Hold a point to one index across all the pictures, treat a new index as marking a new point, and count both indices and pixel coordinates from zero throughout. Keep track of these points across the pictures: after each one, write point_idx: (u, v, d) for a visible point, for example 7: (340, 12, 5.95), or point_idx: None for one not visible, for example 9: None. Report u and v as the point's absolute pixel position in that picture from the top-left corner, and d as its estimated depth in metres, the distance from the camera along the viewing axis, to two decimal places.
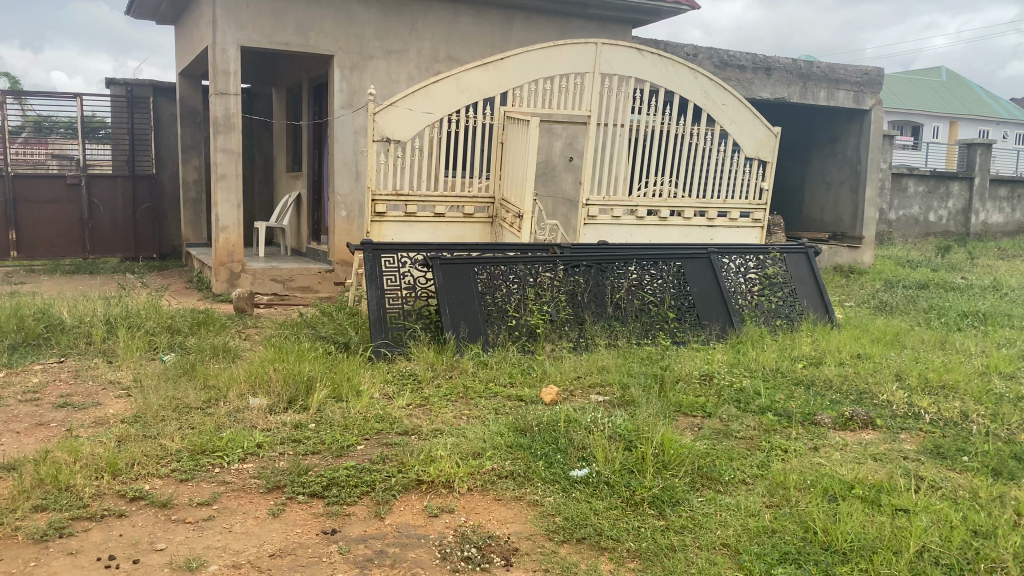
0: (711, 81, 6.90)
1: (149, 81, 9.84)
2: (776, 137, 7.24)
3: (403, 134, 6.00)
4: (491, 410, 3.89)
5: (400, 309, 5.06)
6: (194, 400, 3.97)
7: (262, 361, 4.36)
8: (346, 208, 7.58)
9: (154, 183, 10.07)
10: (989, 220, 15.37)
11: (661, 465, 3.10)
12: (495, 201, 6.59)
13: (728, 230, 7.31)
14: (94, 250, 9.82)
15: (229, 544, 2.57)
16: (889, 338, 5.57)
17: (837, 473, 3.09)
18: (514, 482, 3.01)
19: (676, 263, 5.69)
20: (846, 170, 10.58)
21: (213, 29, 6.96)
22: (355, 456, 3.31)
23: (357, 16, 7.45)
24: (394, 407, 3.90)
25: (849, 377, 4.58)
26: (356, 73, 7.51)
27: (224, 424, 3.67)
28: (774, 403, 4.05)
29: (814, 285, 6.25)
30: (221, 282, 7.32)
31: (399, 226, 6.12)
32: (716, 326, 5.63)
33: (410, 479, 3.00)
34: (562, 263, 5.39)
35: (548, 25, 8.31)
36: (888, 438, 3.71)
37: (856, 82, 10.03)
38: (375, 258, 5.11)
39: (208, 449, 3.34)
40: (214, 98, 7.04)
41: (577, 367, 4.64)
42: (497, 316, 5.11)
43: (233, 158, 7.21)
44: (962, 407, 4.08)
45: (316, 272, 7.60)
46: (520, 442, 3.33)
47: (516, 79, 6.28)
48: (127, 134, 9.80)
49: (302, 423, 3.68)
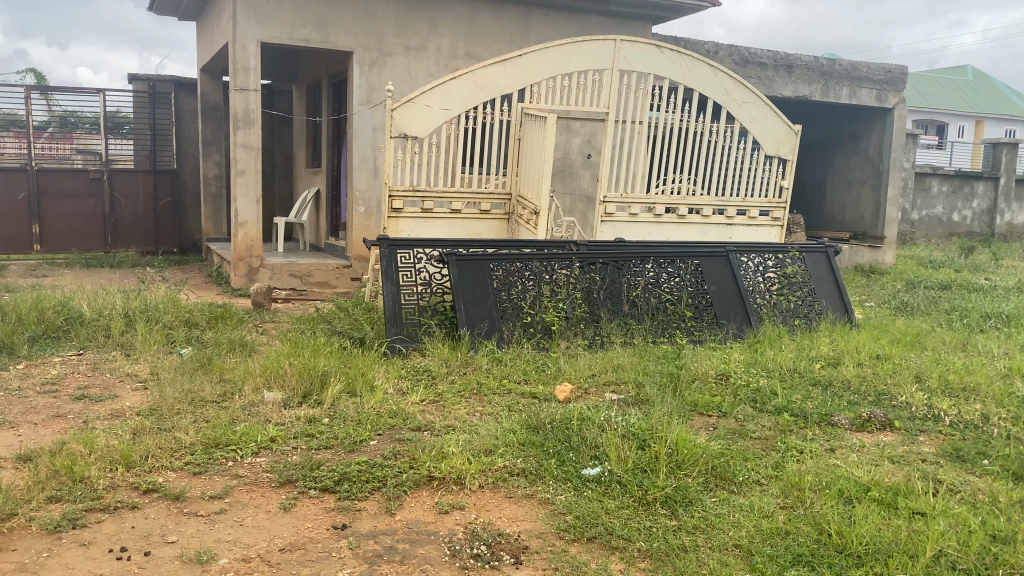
0: (731, 78, 6.83)
1: (170, 77, 9.93)
2: (797, 135, 7.15)
3: (420, 130, 6.00)
4: (505, 407, 3.88)
5: (416, 305, 5.06)
6: (210, 394, 3.99)
7: (278, 355, 4.38)
8: (364, 204, 7.59)
9: (175, 178, 10.14)
10: (1015, 221, 15.14)
11: (675, 464, 3.07)
12: (512, 197, 6.56)
13: (748, 229, 7.23)
14: (116, 244, 9.90)
15: (240, 537, 2.57)
16: (909, 339, 5.51)
17: (852, 475, 3.05)
18: (526, 480, 2.99)
19: (693, 261, 5.65)
20: (868, 168, 10.46)
21: (233, 25, 6.99)
22: (368, 451, 3.31)
23: (376, 12, 7.45)
24: (408, 402, 3.91)
25: (868, 379, 4.52)
26: (375, 69, 7.52)
27: (240, 417, 3.69)
28: (791, 403, 4.01)
29: (834, 285, 6.18)
30: (240, 277, 7.35)
31: (416, 222, 6.11)
32: (734, 324, 5.58)
33: (422, 475, 2.99)
34: (578, 260, 5.38)
35: (567, 21, 8.29)
36: (907, 440, 3.66)
37: (880, 80, 9.90)
38: (391, 254, 5.13)
39: (222, 442, 3.36)
40: (234, 93, 7.06)
41: (592, 365, 4.61)
42: (512, 312, 5.10)
43: (253, 153, 7.24)
44: (982, 409, 4.02)
45: (333, 267, 7.61)
46: (533, 440, 3.31)
47: (534, 76, 6.26)
48: (149, 129, 9.89)
49: (316, 418, 3.69)
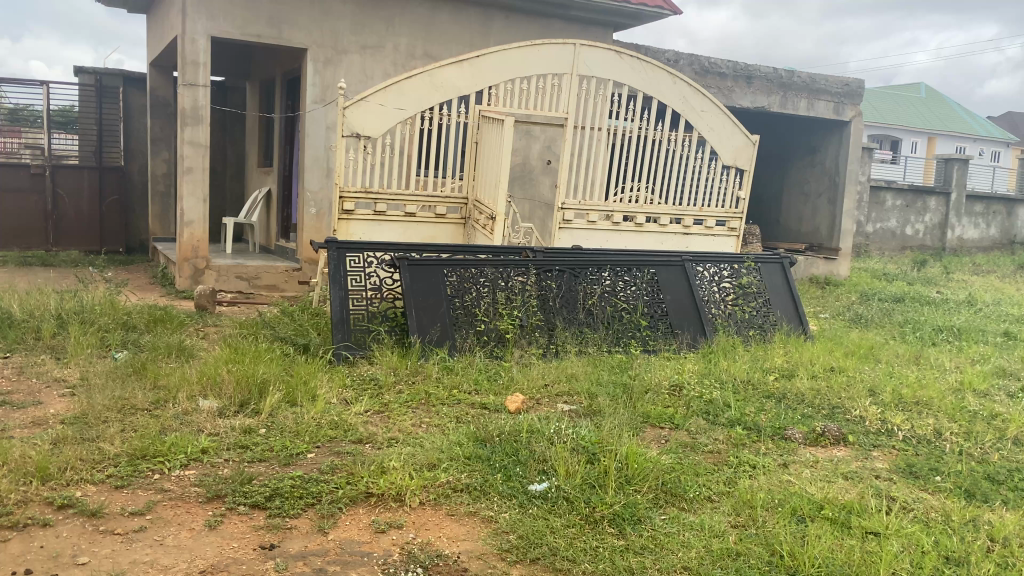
0: (690, 86, 6.79)
1: (119, 71, 9.59)
2: (754, 146, 7.14)
3: (374, 130, 5.83)
4: (453, 419, 3.73)
5: (364, 311, 4.89)
6: (141, 401, 3.80)
7: (216, 362, 4.19)
8: (316, 204, 7.39)
9: (123, 176, 9.81)
10: (964, 236, 15.42)
11: (624, 480, 2.97)
12: (469, 202, 6.40)
13: (704, 238, 7.19)
14: (58, 242, 9.53)
15: (159, 558, 2.40)
16: (863, 352, 5.49)
17: (805, 493, 2.97)
18: (469, 496, 2.85)
19: (650, 270, 5.58)
20: (825, 180, 10.53)
21: (182, 18, 6.77)
22: (303, 465, 3.14)
23: (332, 8, 7.28)
24: (351, 413, 3.75)
25: (823, 392, 4.47)
26: (330, 67, 7.34)
27: (171, 427, 3.51)
28: (744, 416, 3.93)
29: (788, 296, 6.16)
30: (185, 278, 7.08)
31: (368, 225, 5.93)
32: (689, 334, 5.51)
33: (359, 491, 2.84)
34: (534, 267, 5.27)
35: (528, 25, 8.20)
36: (860, 455, 3.60)
37: (837, 93, 9.98)
38: (339, 257, 4.93)
39: (149, 454, 3.17)
40: (182, 89, 6.83)
41: (545, 375, 4.49)
42: (465, 320, 4.97)
43: (201, 151, 6.99)
44: (935, 424, 3.99)
45: (283, 270, 7.39)
46: (479, 453, 3.17)
47: (492, 78, 6.13)
48: (95, 123, 9.56)
49: (252, 428, 3.52)
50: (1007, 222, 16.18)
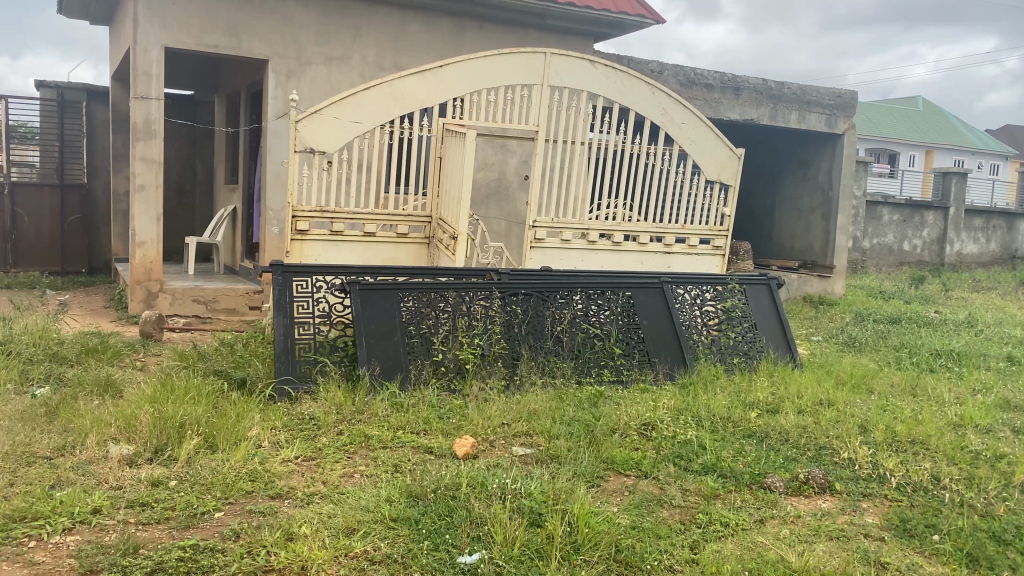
0: (670, 97, 6.42)
1: (82, 85, 9.24)
2: (738, 160, 6.77)
3: (330, 145, 5.44)
4: (390, 467, 3.33)
5: (312, 340, 4.50)
6: (43, 449, 3.39)
7: (136, 403, 3.78)
8: (278, 223, 7.03)
9: (85, 193, 9.40)
10: (963, 251, 15.03)
11: (572, 548, 2.56)
12: (433, 220, 5.96)
13: (688, 258, 6.79)
14: (17, 263, 9.12)
15: None
16: (856, 382, 5.08)
17: (782, 561, 2.55)
18: (388, 572, 2.44)
19: (625, 292, 5.18)
20: (818, 195, 10.14)
21: (134, 28, 6.41)
22: (205, 529, 2.72)
23: (295, 17, 6.92)
24: (276, 461, 3.34)
25: (809, 429, 4.05)
26: (293, 79, 6.98)
27: (69, 480, 3.09)
28: (719, 461, 3.52)
29: (776, 320, 5.75)
30: (137, 302, 6.65)
31: (324, 246, 5.53)
32: (667, 363, 5.11)
33: (257, 566, 2.43)
34: (499, 290, 4.86)
35: (503, 35, 7.85)
36: (848, 507, 3.19)
37: (829, 105, 9.63)
38: (284, 281, 4.53)
39: (29, 516, 2.75)
40: (134, 102, 6.47)
41: (504, 413, 4.07)
42: (421, 348, 4.56)
43: (154, 168, 6.61)
44: (932, 468, 3.58)
45: (243, 293, 6.96)
46: (408, 515, 2.75)
47: (456, 89, 5.75)
48: (56, 139, 9.19)
49: (162, 480, 3.12)
50: (1007, 237, 15.80)
